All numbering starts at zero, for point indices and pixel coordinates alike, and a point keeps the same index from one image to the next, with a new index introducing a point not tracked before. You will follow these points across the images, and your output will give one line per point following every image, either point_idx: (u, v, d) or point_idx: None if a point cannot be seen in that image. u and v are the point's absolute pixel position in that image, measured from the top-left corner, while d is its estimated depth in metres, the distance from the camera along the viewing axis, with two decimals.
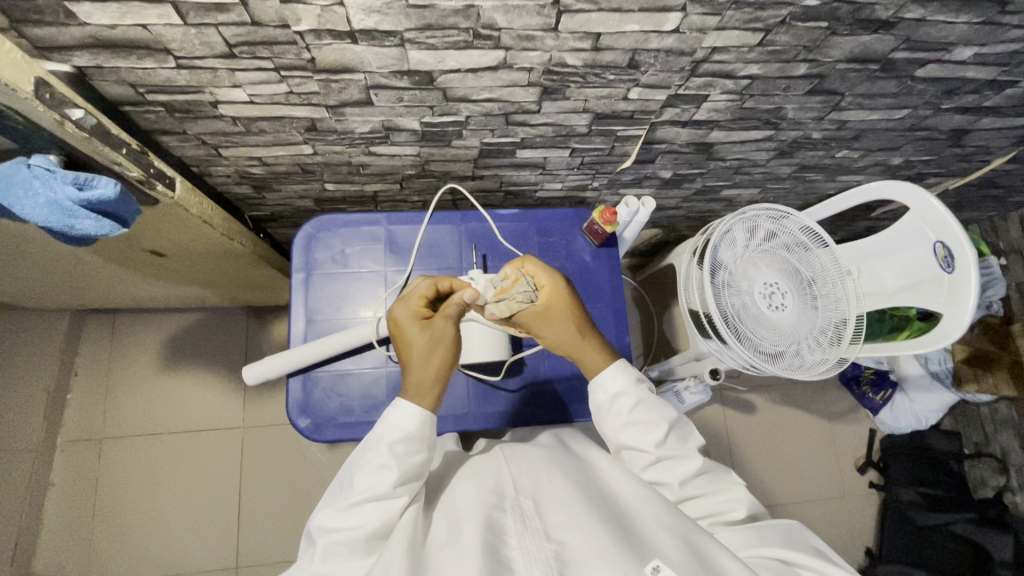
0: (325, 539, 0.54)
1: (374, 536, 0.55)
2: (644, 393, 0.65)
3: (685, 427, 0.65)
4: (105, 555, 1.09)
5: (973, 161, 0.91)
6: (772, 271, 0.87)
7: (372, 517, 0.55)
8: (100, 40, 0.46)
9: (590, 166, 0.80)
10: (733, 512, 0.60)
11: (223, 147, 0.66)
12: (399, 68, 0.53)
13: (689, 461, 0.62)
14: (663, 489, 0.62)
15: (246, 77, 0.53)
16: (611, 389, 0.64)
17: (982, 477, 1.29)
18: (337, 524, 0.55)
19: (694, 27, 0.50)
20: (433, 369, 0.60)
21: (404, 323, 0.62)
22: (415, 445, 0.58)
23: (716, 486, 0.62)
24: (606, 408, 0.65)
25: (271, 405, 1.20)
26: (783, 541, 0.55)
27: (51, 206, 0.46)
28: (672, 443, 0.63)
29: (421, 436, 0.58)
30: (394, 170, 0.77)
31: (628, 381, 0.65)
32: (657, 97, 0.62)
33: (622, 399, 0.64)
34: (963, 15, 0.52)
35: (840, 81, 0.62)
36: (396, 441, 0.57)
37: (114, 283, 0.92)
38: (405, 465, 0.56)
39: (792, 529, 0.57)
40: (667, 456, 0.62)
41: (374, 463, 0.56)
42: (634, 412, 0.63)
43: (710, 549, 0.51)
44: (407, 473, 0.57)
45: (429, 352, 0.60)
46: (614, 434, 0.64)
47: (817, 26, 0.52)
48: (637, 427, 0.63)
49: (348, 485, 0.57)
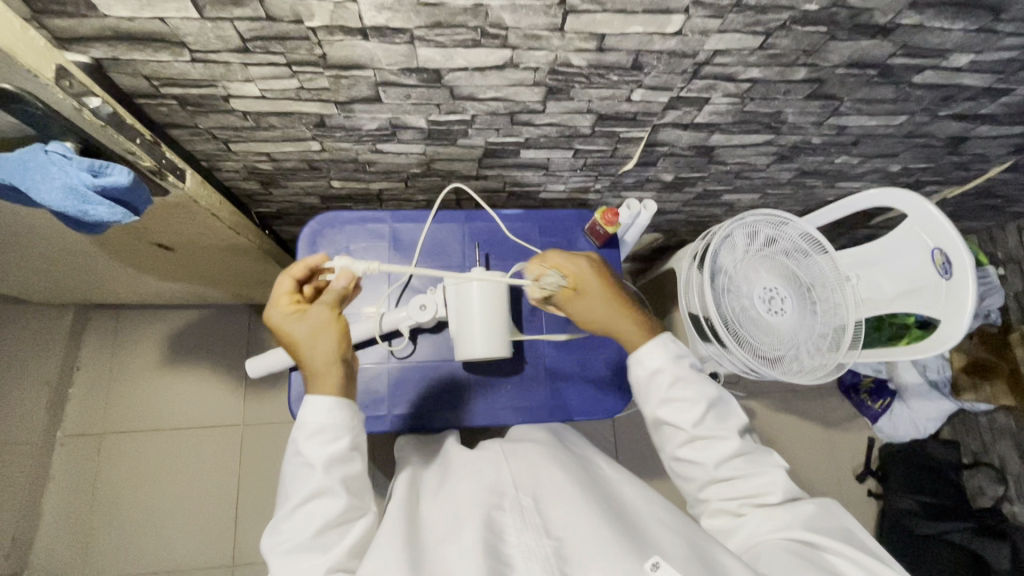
0: (276, 548, 0.54)
1: (324, 531, 0.55)
2: (683, 370, 0.64)
3: (726, 405, 0.65)
4: (98, 550, 1.09)
5: (970, 169, 0.92)
6: (772, 276, 0.88)
7: (312, 517, 0.55)
8: (119, 32, 0.48)
9: (593, 168, 0.81)
10: (769, 495, 0.61)
11: (233, 142, 0.67)
12: (409, 65, 0.54)
13: (725, 443, 0.62)
14: (696, 468, 0.63)
15: (259, 71, 0.54)
16: (650, 365, 0.64)
17: (980, 487, 1.30)
18: (285, 532, 0.55)
19: (695, 29, 0.52)
20: (328, 356, 0.58)
21: (281, 321, 0.59)
22: (332, 433, 0.58)
23: (754, 468, 0.62)
24: (643, 383, 0.65)
25: (270, 403, 1.21)
26: (806, 523, 0.58)
27: (67, 192, 0.47)
28: (708, 422, 0.63)
29: (336, 421, 0.58)
30: (400, 168, 0.78)
31: (666, 359, 0.64)
32: (659, 99, 0.63)
33: (659, 376, 0.64)
34: (958, 22, 0.54)
35: (839, 86, 0.63)
36: (311, 434, 0.57)
37: (119, 277, 0.92)
38: (328, 454, 0.57)
39: (820, 512, 0.60)
40: (703, 436, 0.62)
41: (303, 461, 0.57)
42: (673, 389, 0.63)
43: (713, 549, 0.51)
44: (330, 464, 0.57)
45: (317, 344, 0.58)
46: (653, 409, 0.64)
47: (816, 30, 0.53)
48: (676, 404, 0.63)
49: (288, 491, 0.57)
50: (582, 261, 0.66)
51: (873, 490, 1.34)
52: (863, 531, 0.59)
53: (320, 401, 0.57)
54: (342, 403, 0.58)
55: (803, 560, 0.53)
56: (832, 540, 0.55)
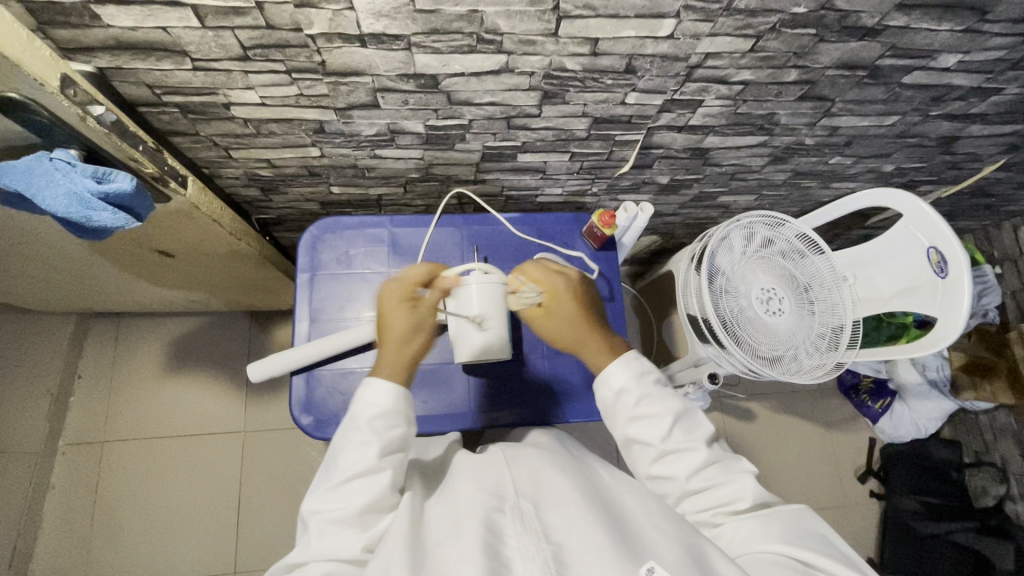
0: (317, 518, 0.55)
1: (367, 513, 0.56)
2: (647, 386, 0.65)
3: (694, 417, 0.65)
4: (100, 559, 1.09)
5: (964, 169, 0.93)
6: (768, 277, 0.88)
7: (360, 494, 0.56)
8: (122, 42, 0.49)
9: (589, 171, 0.82)
10: (740, 502, 0.61)
11: (233, 149, 0.69)
12: (406, 72, 0.55)
13: (693, 454, 0.63)
14: (670, 482, 0.63)
15: (259, 79, 0.55)
16: (615, 385, 0.65)
17: (983, 486, 1.30)
18: (329, 504, 0.56)
19: (688, 33, 0.53)
20: (407, 350, 0.63)
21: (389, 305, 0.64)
22: (392, 419, 0.60)
23: (725, 476, 0.62)
24: (610, 405, 0.66)
25: (272, 409, 1.21)
26: (781, 535, 0.56)
27: (71, 198, 0.48)
28: (676, 434, 0.63)
29: (398, 411, 0.60)
30: (399, 174, 0.79)
31: (630, 377, 0.65)
32: (653, 102, 0.64)
33: (625, 395, 0.65)
34: (945, 23, 0.55)
35: (830, 87, 0.64)
36: (373, 416, 0.59)
37: (120, 285, 0.93)
38: (384, 438, 0.59)
39: (795, 521, 0.58)
40: (673, 450, 0.63)
41: (358, 439, 0.58)
42: (639, 406, 0.64)
43: (711, 555, 0.52)
44: (386, 447, 0.58)
45: (406, 333, 0.63)
46: (621, 429, 0.65)
47: (806, 32, 0.54)
48: (643, 421, 0.64)
49: (335, 467, 0.58)
50: (559, 278, 0.69)
51: (875, 490, 1.34)
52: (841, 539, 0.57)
53: (383, 385, 0.61)
54: (400, 391, 0.61)
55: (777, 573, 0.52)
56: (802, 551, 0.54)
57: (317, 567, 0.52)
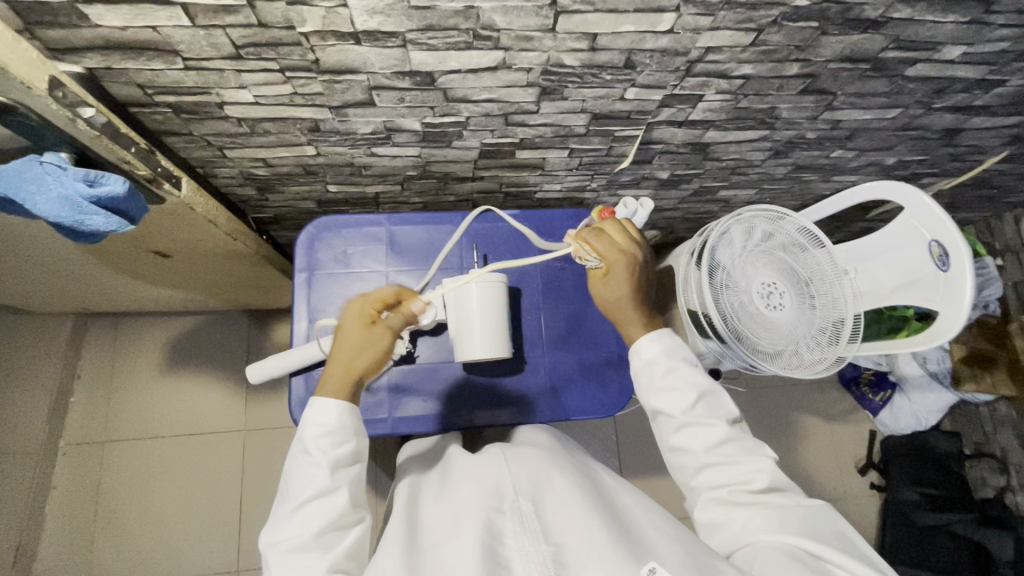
0: (279, 546, 0.55)
1: (324, 535, 0.55)
2: (677, 360, 0.65)
3: (718, 395, 0.65)
4: (103, 558, 1.09)
5: (966, 160, 0.92)
6: (769, 271, 0.88)
7: (315, 517, 0.56)
8: (111, 41, 0.48)
9: (589, 167, 0.82)
10: (755, 482, 0.60)
11: (228, 148, 0.68)
12: (402, 69, 0.54)
13: (714, 430, 0.62)
14: (686, 455, 0.63)
15: (252, 77, 0.54)
16: (645, 356, 0.65)
17: (983, 477, 1.29)
18: (285, 530, 0.55)
19: (687, 27, 0.52)
20: (355, 367, 0.62)
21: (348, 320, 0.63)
22: (342, 435, 0.59)
23: (747, 456, 0.61)
24: (638, 373, 0.66)
25: (272, 406, 1.21)
26: (803, 529, 0.56)
27: (63, 202, 0.47)
28: (699, 410, 0.63)
29: (346, 426, 0.60)
30: (396, 171, 0.78)
31: (659, 350, 0.65)
32: (653, 97, 0.63)
33: (653, 364, 0.65)
34: (950, 14, 0.54)
35: (832, 80, 0.63)
36: (320, 435, 0.58)
37: (117, 285, 0.92)
38: (333, 454, 0.58)
39: (817, 515, 0.58)
40: (694, 423, 0.62)
41: (306, 463, 0.58)
42: (665, 378, 0.64)
43: (711, 556, 0.51)
44: (335, 464, 0.58)
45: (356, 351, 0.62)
46: (646, 398, 0.65)
47: (808, 26, 0.53)
48: (668, 392, 0.64)
49: (290, 491, 0.58)
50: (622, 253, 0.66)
51: (876, 482, 1.35)
52: (852, 531, 0.59)
53: (323, 398, 0.60)
54: (347, 407, 0.60)
55: (805, 566, 0.52)
56: (825, 547, 0.54)
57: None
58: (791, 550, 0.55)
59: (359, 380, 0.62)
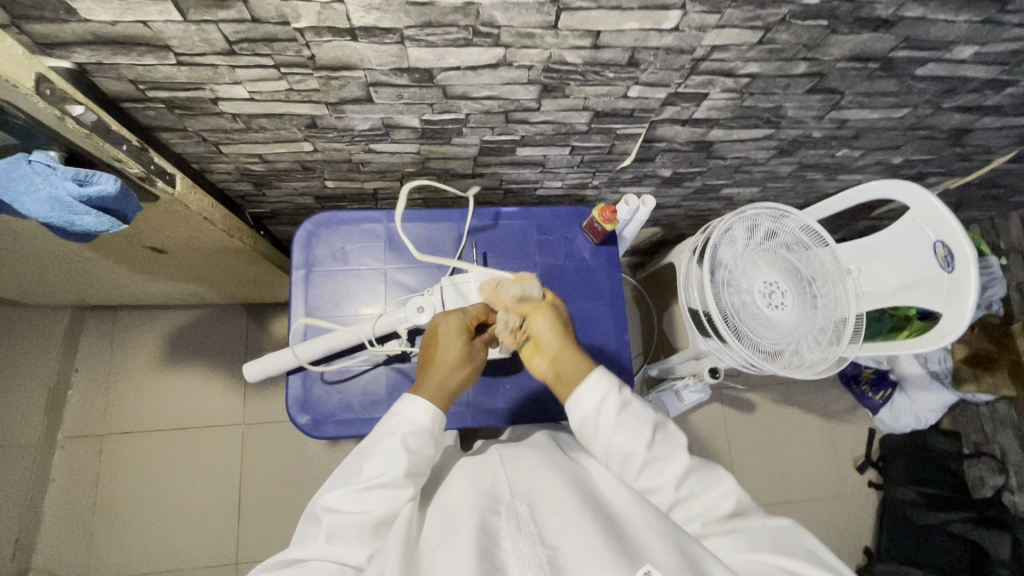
0: (330, 520, 0.55)
1: (380, 523, 0.56)
2: (628, 396, 0.63)
3: (669, 426, 0.64)
4: (102, 551, 1.09)
5: (973, 160, 0.91)
6: (771, 270, 0.87)
7: (378, 504, 0.56)
8: (101, 36, 0.46)
9: (590, 164, 0.80)
10: (723, 504, 0.60)
11: (223, 144, 0.66)
12: (400, 66, 0.53)
13: (675, 462, 0.61)
14: (656, 495, 0.60)
15: (247, 73, 0.53)
16: (597, 396, 0.62)
17: (981, 477, 1.27)
18: (344, 507, 0.56)
19: (693, 25, 0.50)
20: (455, 376, 0.63)
21: (450, 329, 0.66)
22: (426, 439, 0.60)
23: (708, 482, 0.61)
24: (591, 417, 0.61)
25: (271, 400, 1.21)
26: (775, 546, 0.54)
27: (53, 203, 0.46)
28: (658, 444, 0.61)
29: (430, 432, 0.60)
30: (394, 168, 0.77)
31: (611, 385, 0.62)
32: (656, 95, 0.62)
33: (606, 403, 0.61)
34: (963, 14, 0.52)
35: (840, 80, 0.62)
36: (408, 434, 0.59)
37: (113, 280, 0.92)
38: (416, 457, 0.59)
39: (787, 534, 0.56)
40: (655, 458, 0.60)
41: (387, 450, 0.58)
42: (622, 415, 0.61)
43: (702, 554, 0.50)
44: (414, 466, 0.59)
45: (460, 359, 0.64)
46: (602, 440, 0.61)
47: (817, 24, 0.52)
48: (625, 429, 0.61)
49: (359, 471, 0.58)
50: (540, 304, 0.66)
51: (873, 481, 1.35)
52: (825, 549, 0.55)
53: (425, 403, 0.61)
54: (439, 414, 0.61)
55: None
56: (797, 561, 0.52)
57: (320, 567, 0.54)
58: (768, 570, 0.52)
59: (454, 390, 0.64)
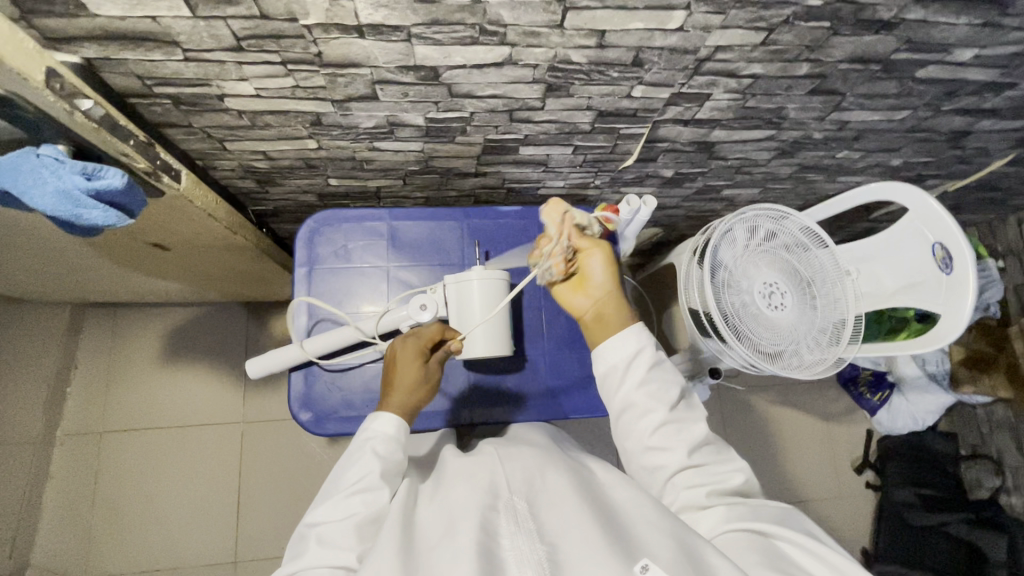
0: (317, 531, 0.56)
1: (365, 525, 0.57)
2: (661, 356, 0.65)
3: (693, 398, 0.66)
4: (100, 550, 1.09)
5: (972, 163, 0.92)
6: (771, 271, 0.87)
7: (358, 508, 0.57)
8: (110, 31, 0.47)
9: (593, 164, 0.81)
10: (731, 481, 0.61)
11: (228, 141, 0.67)
12: (406, 64, 0.53)
13: (696, 427, 0.63)
14: (666, 455, 0.61)
15: (254, 70, 0.53)
16: (634, 347, 0.64)
17: (978, 478, 1.29)
18: (327, 517, 0.57)
19: (697, 25, 0.51)
20: (415, 397, 0.66)
21: (406, 356, 0.67)
22: (395, 444, 0.63)
23: (721, 457, 0.63)
24: (625, 368, 0.64)
25: (271, 399, 1.21)
26: (778, 521, 0.55)
27: (59, 196, 0.46)
28: (681, 407, 0.63)
29: (398, 438, 0.63)
30: (398, 166, 0.77)
31: (648, 341, 0.65)
32: (660, 96, 0.62)
33: (638, 358, 0.64)
34: (964, 16, 0.53)
35: (841, 81, 0.62)
36: (376, 441, 0.62)
37: (115, 276, 0.92)
38: (387, 460, 0.61)
39: (790, 514, 0.57)
40: (677, 419, 0.62)
41: (361, 458, 0.60)
42: (652, 372, 0.63)
43: (703, 548, 0.48)
44: (388, 471, 0.60)
45: (417, 382, 0.66)
46: (627, 393, 0.63)
47: (820, 25, 0.52)
48: (653, 386, 0.63)
49: (336, 485, 0.60)
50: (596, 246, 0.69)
51: (871, 482, 1.35)
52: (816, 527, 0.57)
53: (391, 417, 0.64)
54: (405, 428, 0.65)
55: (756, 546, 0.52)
56: (797, 533, 0.53)
57: (313, 573, 0.52)
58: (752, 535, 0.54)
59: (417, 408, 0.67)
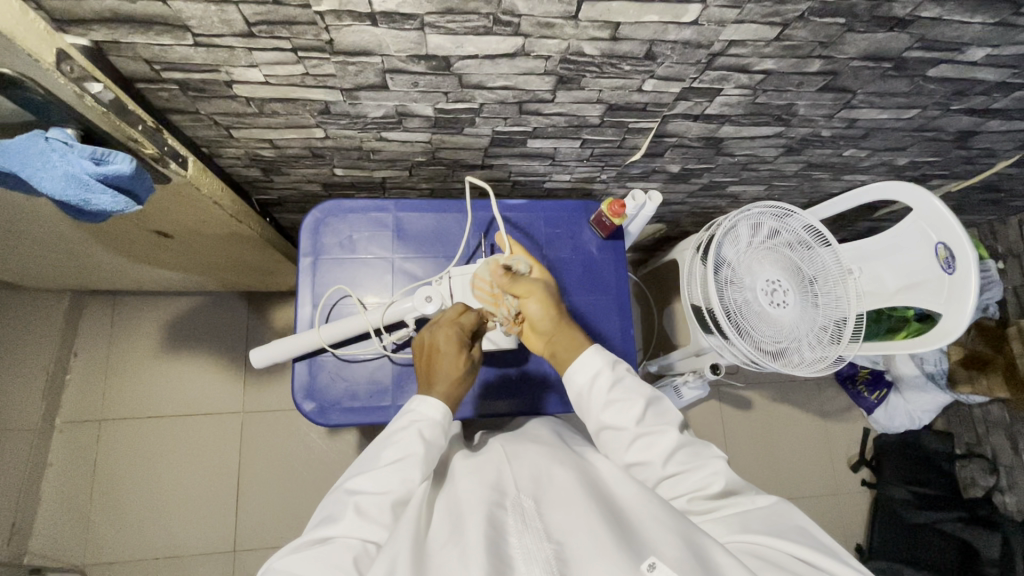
0: (355, 500, 0.56)
1: (399, 501, 0.57)
2: (620, 373, 0.64)
3: (664, 402, 0.65)
4: (100, 536, 1.09)
5: (977, 163, 0.92)
6: (775, 268, 0.87)
7: (395, 485, 0.57)
8: (120, 14, 0.46)
9: (600, 158, 0.80)
10: (711, 485, 0.59)
11: (234, 129, 0.66)
12: (418, 52, 0.53)
13: (664, 437, 0.61)
14: (646, 469, 0.61)
15: (264, 56, 0.53)
16: (589, 371, 0.63)
17: (972, 477, 1.28)
18: (367, 490, 0.57)
19: (712, 19, 0.51)
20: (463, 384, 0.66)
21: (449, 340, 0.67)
22: (443, 429, 0.62)
23: (696, 461, 0.61)
24: (586, 393, 0.64)
25: (271, 388, 1.20)
26: (767, 527, 0.54)
27: (68, 179, 0.46)
28: (649, 418, 0.62)
29: (443, 425, 0.63)
30: (405, 157, 0.77)
31: (603, 362, 0.64)
32: (671, 90, 0.62)
33: (600, 378, 0.63)
34: (978, 15, 0.53)
35: (853, 79, 0.62)
36: (424, 425, 0.61)
37: (116, 264, 0.91)
38: (432, 446, 0.61)
39: (777, 515, 0.56)
40: (645, 433, 0.61)
41: (405, 438, 0.60)
42: (614, 390, 0.63)
43: (708, 546, 0.49)
44: (429, 457, 0.60)
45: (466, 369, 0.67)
46: (596, 416, 0.63)
47: (834, 22, 0.52)
48: (617, 405, 0.63)
49: (375, 458, 0.59)
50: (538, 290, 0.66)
51: (867, 480, 1.36)
52: (821, 531, 0.55)
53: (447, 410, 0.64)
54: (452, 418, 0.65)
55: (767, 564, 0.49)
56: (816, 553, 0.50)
57: (345, 544, 0.53)
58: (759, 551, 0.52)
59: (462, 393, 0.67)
